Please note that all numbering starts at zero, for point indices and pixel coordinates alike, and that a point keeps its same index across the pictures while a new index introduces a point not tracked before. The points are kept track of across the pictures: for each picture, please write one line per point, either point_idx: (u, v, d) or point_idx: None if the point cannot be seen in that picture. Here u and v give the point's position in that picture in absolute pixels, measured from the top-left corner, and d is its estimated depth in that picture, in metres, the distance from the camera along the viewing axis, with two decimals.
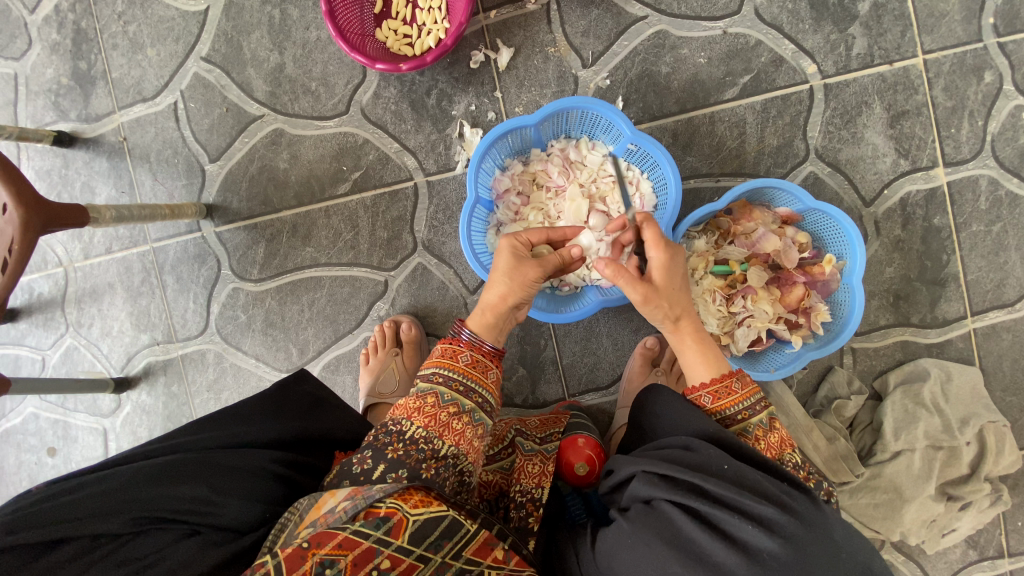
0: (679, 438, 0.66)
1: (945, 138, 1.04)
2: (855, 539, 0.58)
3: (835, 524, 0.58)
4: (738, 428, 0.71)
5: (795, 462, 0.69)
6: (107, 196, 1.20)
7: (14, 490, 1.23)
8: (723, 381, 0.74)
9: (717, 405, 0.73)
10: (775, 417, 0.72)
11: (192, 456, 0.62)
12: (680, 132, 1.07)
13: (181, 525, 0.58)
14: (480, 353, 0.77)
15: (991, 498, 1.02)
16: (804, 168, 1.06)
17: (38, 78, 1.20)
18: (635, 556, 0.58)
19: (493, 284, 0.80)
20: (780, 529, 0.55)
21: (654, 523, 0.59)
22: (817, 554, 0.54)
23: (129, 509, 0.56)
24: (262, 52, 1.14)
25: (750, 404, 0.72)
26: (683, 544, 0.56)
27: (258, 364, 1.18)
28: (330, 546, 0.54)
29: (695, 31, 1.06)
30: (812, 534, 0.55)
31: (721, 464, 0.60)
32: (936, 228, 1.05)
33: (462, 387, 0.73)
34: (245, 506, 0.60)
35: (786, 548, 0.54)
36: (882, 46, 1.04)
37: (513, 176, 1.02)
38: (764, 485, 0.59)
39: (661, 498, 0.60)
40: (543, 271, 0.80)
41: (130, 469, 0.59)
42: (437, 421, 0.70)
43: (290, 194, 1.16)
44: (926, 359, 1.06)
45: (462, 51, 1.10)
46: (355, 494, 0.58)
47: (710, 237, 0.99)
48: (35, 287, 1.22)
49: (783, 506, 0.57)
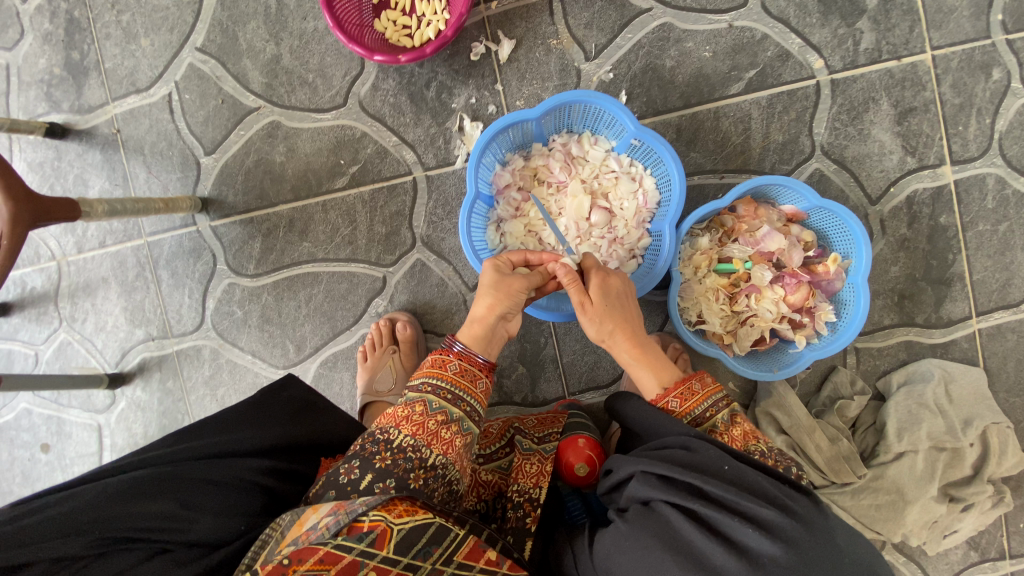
0: (679, 439, 0.65)
1: (953, 135, 1.03)
2: (860, 544, 0.56)
3: (838, 527, 0.56)
4: (707, 427, 0.71)
5: (762, 450, 0.68)
6: (100, 188, 1.18)
7: (7, 487, 1.22)
8: (684, 384, 0.74)
9: (685, 408, 0.73)
10: (737, 412, 0.72)
11: (163, 471, 0.62)
12: (685, 128, 1.05)
13: (149, 543, 0.56)
14: (469, 362, 0.75)
15: (993, 500, 1.01)
16: (809, 165, 1.05)
17: (30, 68, 1.18)
18: (632, 559, 0.56)
19: (479, 297, 0.81)
20: (782, 533, 0.52)
21: (652, 524, 0.58)
22: (827, 561, 0.51)
23: (93, 528, 0.55)
24: (259, 42, 1.12)
25: (713, 401, 0.72)
26: (681, 545, 0.55)
27: (254, 360, 1.16)
28: (311, 562, 0.52)
29: (700, 24, 1.04)
30: (817, 539, 0.53)
31: (721, 465, 0.60)
32: (942, 227, 1.03)
33: (450, 395, 0.72)
34: (218, 521, 0.59)
35: (790, 553, 0.51)
36: (890, 41, 1.02)
37: (513, 172, 1.00)
38: (764, 487, 0.58)
39: (660, 498, 0.59)
40: (528, 281, 0.81)
41: (99, 487, 0.59)
42: (425, 430, 0.68)
43: (287, 187, 1.14)
44: (930, 359, 1.05)
45: (462, 43, 1.07)
46: (338, 509, 0.57)
47: (713, 235, 0.97)
48: (27, 281, 1.20)
49: (786, 509, 0.55)
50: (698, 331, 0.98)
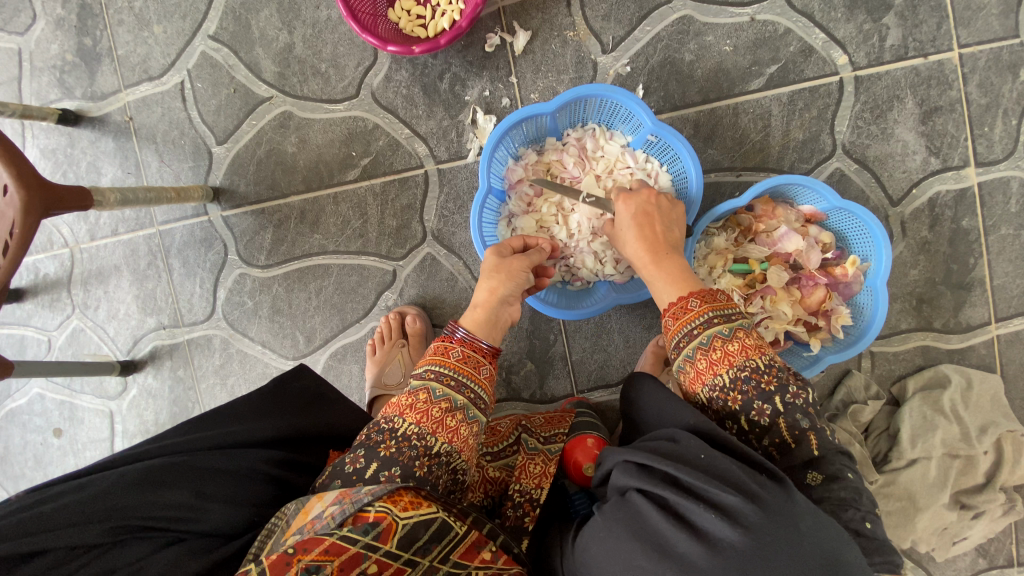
0: (665, 431, 0.63)
1: (978, 136, 1.00)
2: (831, 533, 0.53)
3: (806, 515, 0.53)
4: (695, 344, 0.69)
5: (756, 366, 0.66)
6: (113, 176, 1.18)
7: (19, 470, 1.24)
8: (681, 302, 0.73)
9: (677, 327, 0.72)
10: (740, 326, 0.69)
11: (176, 460, 0.61)
12: (702, 124, 1.03)
13: (163, 532, 0.57)
14: (472, 349, 0.75)
15: (1005, 507, 1.00)
16: (829, 164, 1.02)
17: (43, 53, 1.18)
18: (605, 548, 0.56)
19: (481, 284, 0.82)
20: (745, 520, 0.51)
21: (623, 514, 0.57)
22: (783, 548, 0.50)
23: (108, 517, 0.55)
24: (271, 31, 1.11)
25: (705, 318, 0.70)
26: (651, 534, 0.54)
27: (264, 351, 1.17)
28: (316, 552, 0.53)
29: (722, 17, 1.02)
30: (778, 525, 0.51)
31: (697, 454, 0.57)
32: (964, 231, 1.01)
33: (453, 382, 0.71)
34: (230, 511, 0.60)
35: (750, 539, 0.50)
36: (917, 37, 0.99)
37: (526, 166, 0.98)
38: (736, 474, 0.55)
39: (632, 487, 0.57)
40: (529, 261, 0.83)
41: (113, 475, 0.58)
42: (430, 418, 0.68)
43: (298, 178, 1.13)
44: (947, 364, 1.03)
45: (477, 34, 1.06)
46: (343, 498, 0.58)
47: (730, 234, 0.96)
48: (41, 267, 1.21)
49: (754, 495, 0.53)
50: None
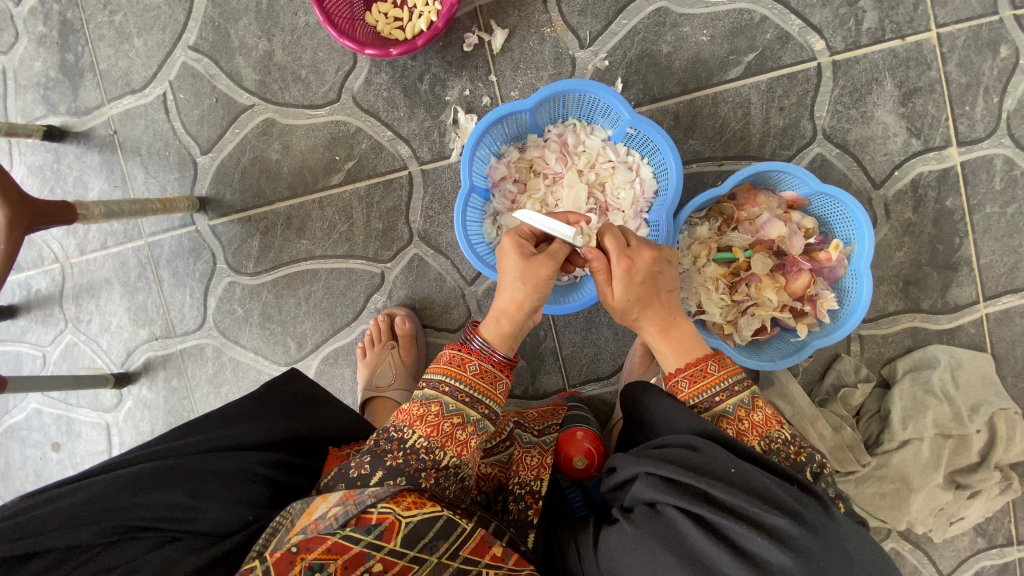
0: (683, 437, 0.64)
1: (959, 116, 1.00)
2: (868, 548, 0.57)
3: (847, 535, 0.56)
4: (717, 412, 0.70)
5: (784, 437, 0.68)
6: (100, 190, 1.18)
7: (20, 485, 1.25)
8: (698, 365, 0.73)
9: (693, 390, 0.72)
10: (757, 395, 0.71)
11: (170, 462, 0.62)
12: (682, 115, 1.04)
13: (159, 532, 0.58)
14: (489, 363, 0.71)
15: (1001, 486, 1.00)
16: (810, 150, 1.02)
17: (26, 71, 1.18)
18: (639, 563, 0.57)
19: (507, 288, 0.75)
20: (792, 542, 0.53)
21: (659, 530, 0.57)
22: (830, 568, 0.53)
23: (102, 519, 0.56)
24: (250, 39, 1.11)
25: (727, 385, 0.71)
26: (689, 552, 0.55)
27: (257, 358, 1.17)
28: (319, 551, 0.53)
29: (697, 7, 1.02)
30: (825, 547, 0.54)
31: (728, 468, 0.59)
32: (948, 211, 1.01)
33: (468, 398, 0.69)
34: (226, 510, 0.61)
35: (798, 562, 0.52)
36: (894, 19, 0.99)
37: (508, 164, 0.99)
38: (774, 491, 0.57)
39: (667, 502, 0.58)
40: (555, 270, 0.74)
41: (106, 479, 0.59)
42: (440, 433, 0.67)
43: (283, 185, 1.14)
44: (936, 345, 1.03)
45: (455, 34, 1.06)
46: (348, 499, 0.59)
47: (713, 224, 0.96)
48: (33, 283, 1.22)
49: (795, 515, 0.55)
50: (699, 321, 0.96)
